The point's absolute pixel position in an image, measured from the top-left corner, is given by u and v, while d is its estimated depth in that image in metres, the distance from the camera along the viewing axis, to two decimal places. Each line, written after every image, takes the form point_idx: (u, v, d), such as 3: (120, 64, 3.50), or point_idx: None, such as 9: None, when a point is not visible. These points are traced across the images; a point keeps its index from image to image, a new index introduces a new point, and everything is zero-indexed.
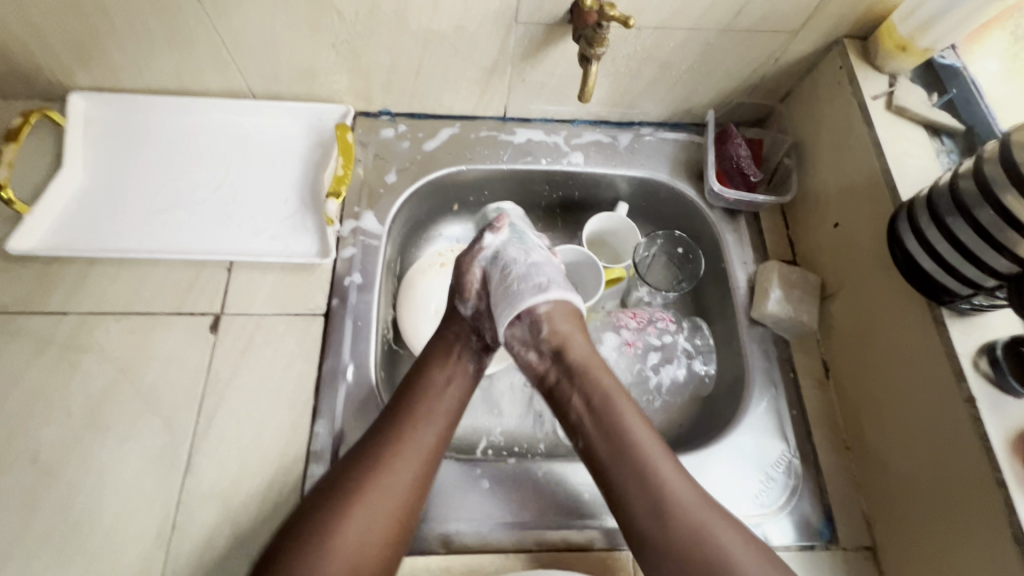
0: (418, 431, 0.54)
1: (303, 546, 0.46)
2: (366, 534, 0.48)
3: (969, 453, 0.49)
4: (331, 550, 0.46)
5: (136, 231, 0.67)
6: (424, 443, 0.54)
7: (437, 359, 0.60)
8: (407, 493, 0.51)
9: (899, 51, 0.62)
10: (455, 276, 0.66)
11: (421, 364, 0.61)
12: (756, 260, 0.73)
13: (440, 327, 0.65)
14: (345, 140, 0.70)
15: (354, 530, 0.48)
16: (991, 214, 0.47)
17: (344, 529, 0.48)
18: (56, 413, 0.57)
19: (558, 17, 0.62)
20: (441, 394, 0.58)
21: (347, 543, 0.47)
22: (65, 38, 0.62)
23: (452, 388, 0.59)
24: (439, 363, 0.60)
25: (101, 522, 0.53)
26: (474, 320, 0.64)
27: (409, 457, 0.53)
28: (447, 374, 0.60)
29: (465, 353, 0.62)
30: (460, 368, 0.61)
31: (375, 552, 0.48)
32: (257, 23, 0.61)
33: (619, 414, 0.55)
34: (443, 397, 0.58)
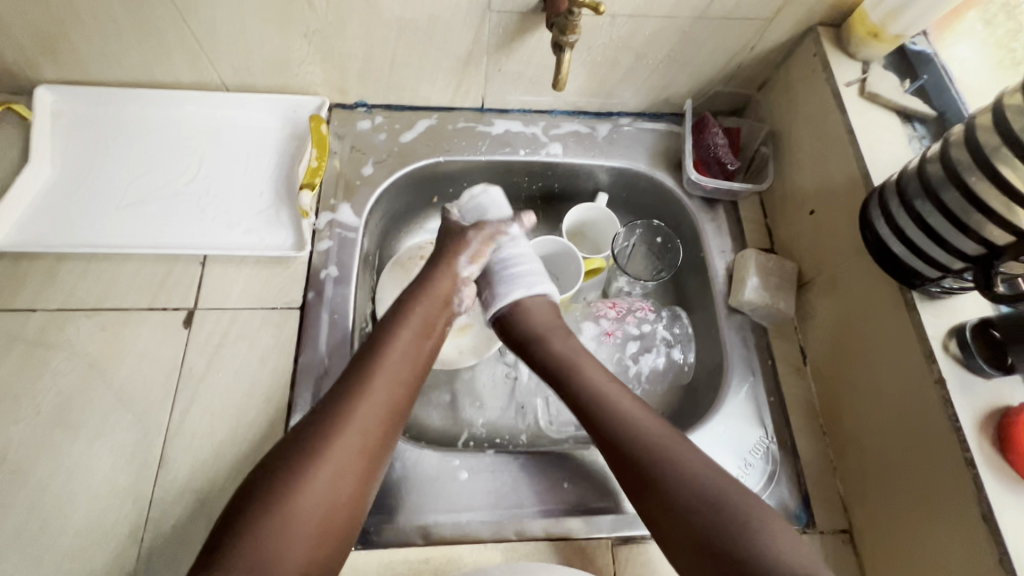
0: (382, 388, 0.53)
1: (265, 508, 0.45)
2: (334, 491, 0.48)
3: (940, 434, 0.49)
4: (295, 510, 0.45)
5: (107, 226, 0.66)
6: (389, 401, 0.53)
7: (405, 315, 0.59)
8: (371, 451, 0.51)
9: (872, 38, 0.62)
10: (462, 234, 0.66)
11: (387, 321, 0.59)
12: (734, 248, 0.73)
13: (412, 285, 0.62)
14: (319, 133, 0.69)
15: (319, 489, 0.47)
16: (957, 196, 0.48)
17: (310, 489, 0.47)
18: (26, 411, 0.56)
19: (531, 5, 0.61)
20: (409, 352, 0.57)
21: (311, 503, 0.46)
22: (28, 28, 0.61)
23: (420, 347, 0.58)
24: (406, 321, 0.58)
25: (73, 519, 0.52)
26: (463, 284, 0.64)
27: (374, 414, 0.52)
28: (415, 331, 0.58)
29: (437, 314, 0.60)
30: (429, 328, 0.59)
31: (341, 509, 0.48)
32: (226, 13, 0.60)
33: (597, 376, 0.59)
34: (410, 354, 0.56)
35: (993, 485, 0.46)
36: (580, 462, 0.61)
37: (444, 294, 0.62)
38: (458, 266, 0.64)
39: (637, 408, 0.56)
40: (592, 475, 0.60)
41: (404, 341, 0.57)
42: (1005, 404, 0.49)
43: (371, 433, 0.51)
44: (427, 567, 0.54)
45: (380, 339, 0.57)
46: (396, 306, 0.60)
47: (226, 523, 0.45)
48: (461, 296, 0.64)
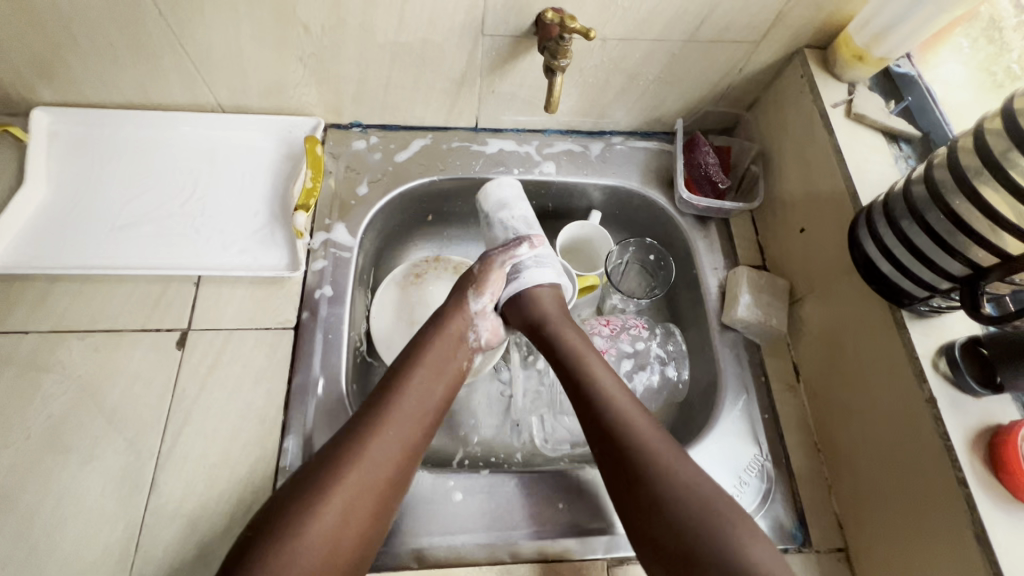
0: (393, 432, 0.53)
1: (267, 552, 0.44)
2: (338, 534, 0.47)
3: (932, 453, 0.50)
4: (300, 553, 0.45)
5: (101, 247, 0.66)
6: (402, 443, 0.53)
7: (423, 351, 0.59)
8: (381, 494, 0.50)
9: (857, 60, 0.64)
10: (472, 269, 0.65)
11: (405, 355, 0.59)
12: (727, 265, 0.74)
13: (429, 324, 0.62)
14: (314, 154, 0.70)
15: (323, 531, 0.46)
16: (942, 219, 0.48)
17: (314, 526, 0.46)
18: (16, 435, 0.56)
19: (524, 29, 0.63)
20: (422, 394, 0.56)
21: (319, 538, 0.46)
22: (26, 52, 0.61)
23: (434, 390, 0.57)
24: (424, 358, 0.58)
25: (61, 546, 0.52)
26: (476, 318, 0.64)
27: (384, 459, 0.51)
28: (431, 372, 0.58)
29: (455, 352, 0.61)
30: (445, 367, 0.59)
31: (346, 552, 0.47)
32: (222, 37, 0.61)
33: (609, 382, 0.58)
34: (423, 396, 0.56)
35: (985, 506, 0.46)
36: (575, 481, 0.61)
37: (460, 331, 0.62)
38: (469, 303, 0.64)
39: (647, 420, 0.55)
40: (586, 496, 0.60)
41: (417, 383, 0.56)
42: (996, 423, 0.49)
43: (388, 465, 0.51)
44: None
45: (396, 382, 0.56)
46: (408, 349, 0.59)
47: (238, 554, 0.45)
48: (478, 331, 0.64)
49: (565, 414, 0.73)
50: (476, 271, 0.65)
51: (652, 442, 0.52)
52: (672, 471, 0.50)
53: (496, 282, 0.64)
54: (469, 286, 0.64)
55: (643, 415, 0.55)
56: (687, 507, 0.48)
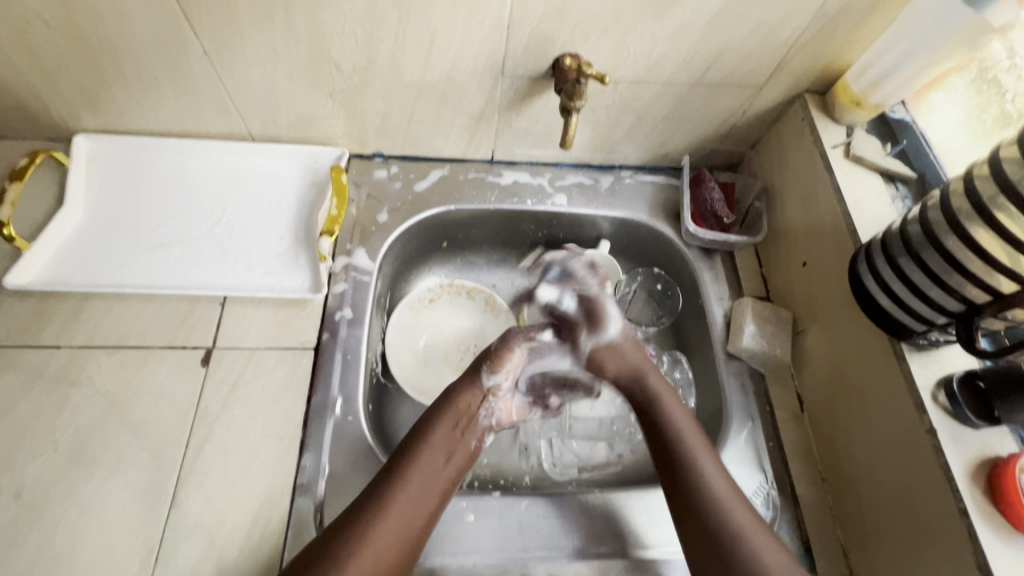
0: (405, 511, 0.53)
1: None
2: None
3: (935, 484, 0.51)
4: None
5: (133, 267, 0.69)
6: (406, 527, 0.53)
7: (433, 430, 0.59)
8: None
9: (855, 106, 0.67)
10: (493, 345, 0.67)
11: (414, 431, 0.60)
12: (732, 296, 0.76)
13: (443, 396, 0.63)
14: (339, 182, 0.72)
15: None
16: (936, 257, 0.51)
17: None
18: (43, 447, 0.57)
19: (541, 71, 0.67)
20: (429, 478, 0.56)
21: None
22: (77, 83, 0.66)
23: (446, 469, 0.58)
24: (434, 436, 0.59)
25: (84, 557, 0.53)
26: (489, 395, 0.64)
27: (387, 541, 0.51)
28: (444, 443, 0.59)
29: (464, 431, 0.61)
30: (455, 449, 0.59)
31: None
32: (260, 74, 0.65)
33: (674, 410, 0.62)
34: (433, 475, 0.56)
35: (987, 536, 0.47)
36: (582, 506, 0.62)
37: (471, 407, 0.62)
38: (482, 379, 0.64)
39: (708, 451, 0.58)
40: (596, 520, 0.61)
41: (430, 462, 0.57)
42: (994, 454, 0.51)
43: (388, 552, 0.51)
44: None
45: (404, 462, 0.56)
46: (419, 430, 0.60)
47: None
48: (490, 409, 0.65)
49: (574, 438, 0.76)
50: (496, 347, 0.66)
51: (712, 482, 0.56)
52: (731, 512, 0.53)
53: (511, 361, 0.66)
54: (484, 363, 0.65)
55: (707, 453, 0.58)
56: (745, 543, 0.52)
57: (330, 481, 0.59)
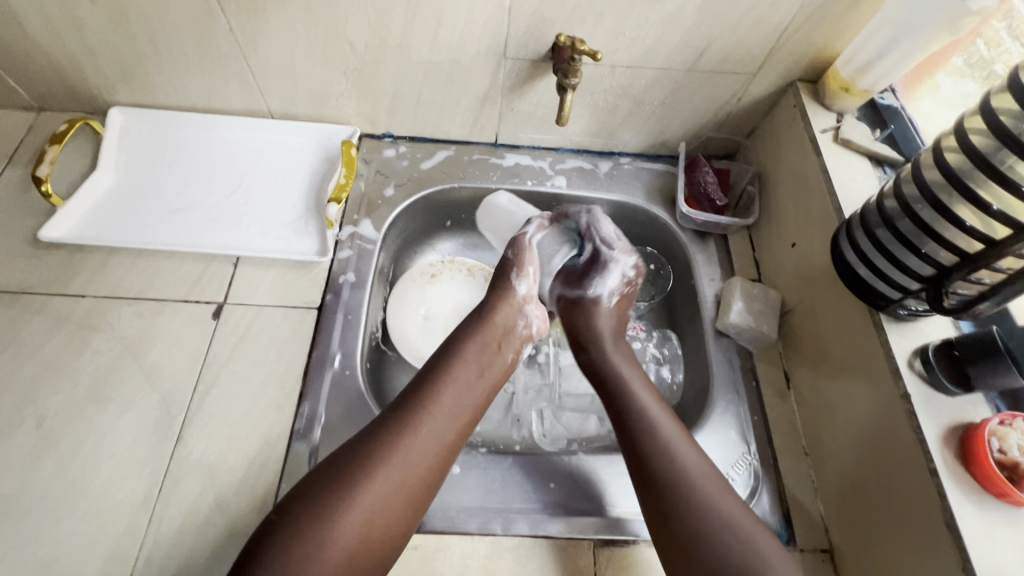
0: (435, 423, 0.56)
1: (290, 541, 0.46)
2: (366, 528, 0.49)
3: (907, 446, 0.52)
4: (330, 538, 0.47)
5: (156, 227, 0.73)
6: (436, 444, 0.55)
7: (466, 342, 0.63)
8: (413, 488, 0.53)
9: (844, 92, 0.69)
10: (507, 256, 0.71)
11: (445, 348, 0.63)
12: (723, 277, 0.78)
13: (478, 313, 0.67)
14: (349, 155, 0.77)
15: (357, 518, 0.49)
16: (909, 226, 0.53)
17: (342, 523, 0.48)
18: (63, 384, 0.62)
19: (542, 54, 0.70)
20: (463, 390, 0.59)
21: (355, 524, 0.49)
22: (115, 57, 0.72)
23: (480, 382, 0.61)
24: (470, 347, 0.62)
25: (94, 483, 0.57)
26: (525, 304, 0.69)
27: (418, 455, 0.54)
28: (475, 363, 0.62)
29: (500, 346, 0.65)
30: (490, 363, 0.63)
31: (375, 538, 0.50)
32: (280, 52, 0.71)
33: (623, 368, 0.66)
34: (465, 392, 0.59)
35: (955, 496, 0.48)
36: (566, 465, 0.64)
37: (507, 320, 0.66)
38: (516, 289, 0.69)
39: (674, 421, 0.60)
40: (577, 480, 0.63)
41: (463, 375, 0.60)
42: (968, 421, 0.52)
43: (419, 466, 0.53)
44: (414, 553, 0.57)
45: (439, 370, 0.60)
46: (441, 355, 0.62)
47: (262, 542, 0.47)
48: (528, 317, 0.69)
49: (565, 412, 0.79)
50: (513, 256, 0.70)
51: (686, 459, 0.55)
52: (704, 486, 0.53)
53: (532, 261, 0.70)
54: (510, 270, 0.69)
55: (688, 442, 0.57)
56: (722, 527, 0.50)
57: (326, 428, 0.62)
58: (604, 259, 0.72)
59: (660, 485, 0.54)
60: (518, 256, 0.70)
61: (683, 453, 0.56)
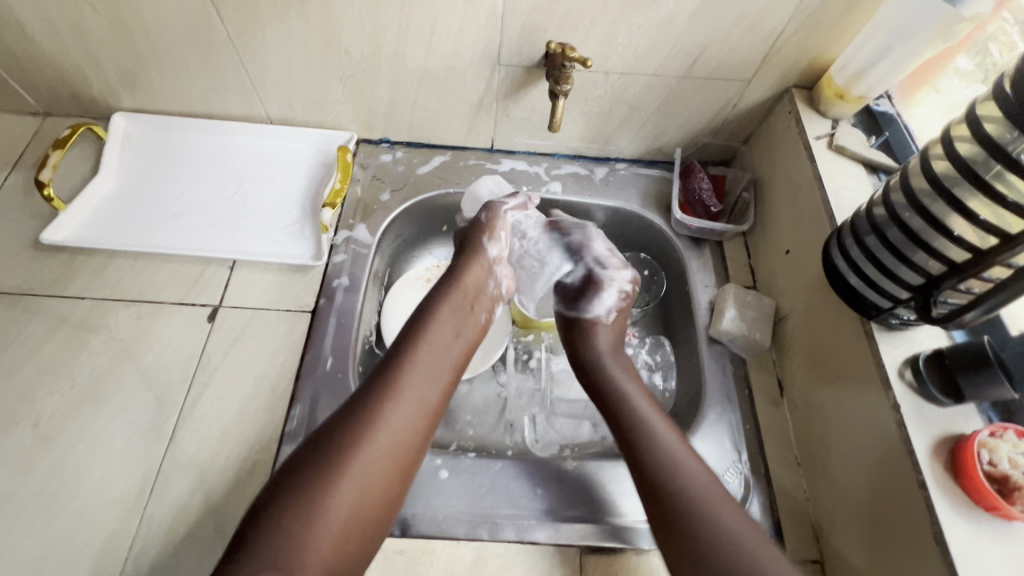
0: (418, 384, 0.57)
1: (277, 532, 0.45)
2: (361, 494, 0.49)
3: (897, 457, 0.51)
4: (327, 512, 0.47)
5: (155, 231, 0.75)
6: (418, 408, 0.56)
7: (443, 305, 0.64)
8: (400, 450, 0.53)
9: (839, 98, 0.69)
10: (478, 220, 0.73)
11: (421, 313, 0.64)
12: (717, 283, 0.78)
13: (449, 276, 0.69)
14: (345, 160, 0.78)
15: (351, 489, 0.49)
16: (897, 234, 0.53)
17: (337, 495, 0.48)
18: (61, 385, 0.63)
19: (535, 61, 0.71)
20: (441, 352, 0.61)
21: (350, 494, 0.49)
22: (118, 64, 0.73)
23: (455, 343, 0.63)
24: (445, 309, 0.64)
25: (88, 482, 0.58)
26: (494, 265, 0.71)
27: (404, 416, 0.54)
28: (448, 328, 0.63)
29: (473, 306, 0.67)
30: (464, 324, 0.65)
31: (370, 506, 0.50)
32: (277, 59, 0.72)
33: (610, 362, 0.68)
34: (442, 352, 0.61)
35: (944, 508, 0.47)
36: (554, 470, 0.64)
37: (479, 281, 0.69)
38: (488, 251, 0.71)
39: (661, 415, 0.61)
40: (566, 486, 0.63)
41: (440, 336, 0.62)
42: (959, 432, 0.51)
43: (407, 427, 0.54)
44: (401, 557, 0.57)
45: (416, 333, 0.61)
46: (411, 325, 0.63)
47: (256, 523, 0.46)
48: (497, 278, 0.72)
49: (558, 418, 0.78)
50: (484, 220, 0.72)
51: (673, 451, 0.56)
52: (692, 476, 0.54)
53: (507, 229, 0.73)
54: (481, 235, 0.72)
55: (686, 449, 0.57)
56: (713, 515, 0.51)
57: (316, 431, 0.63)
58: (601, 280, 0.73)
59: (654, 477, 0.55)
60: (492, 219, 0.72)
61: (673, 447, 0.57)
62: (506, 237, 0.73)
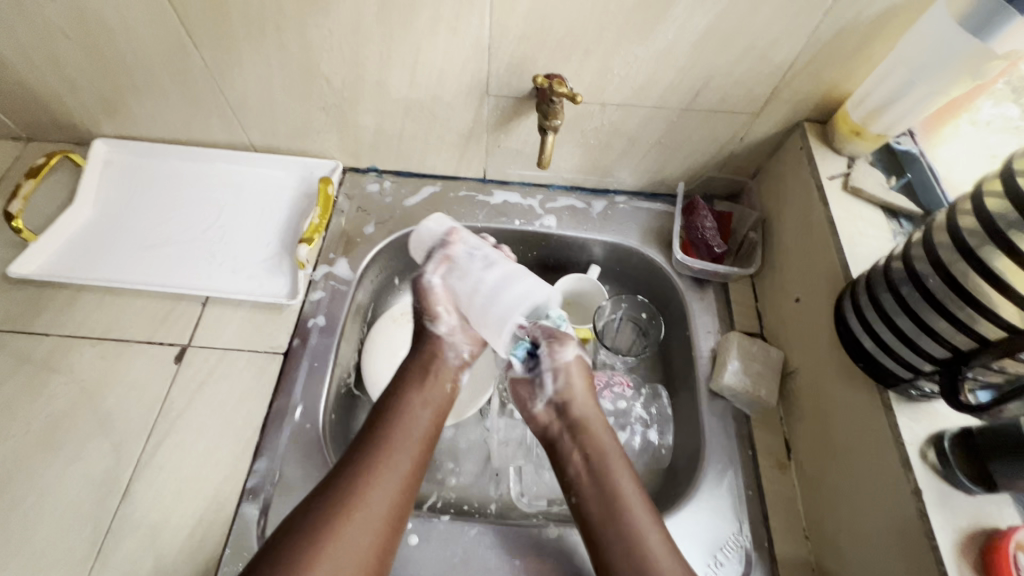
0: (398, 454, 0.55)
1: None
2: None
3: (917, 553, 0.45)
4: None
5: (127, 263, 0.72)
6: (399, 480, 0.53)
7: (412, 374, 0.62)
8: (383, 528, 0.51)
9: (854, 136, 0.64)
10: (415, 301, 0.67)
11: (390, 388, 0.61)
12: (721, 330, 0.72)
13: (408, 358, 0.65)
14: (325, 193, 0.74)
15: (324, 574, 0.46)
16: (919, 299, 0.47)
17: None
18: (16, 430, 0.60)
19: (526, 92, 0.67)
20: (414, 420, 0.58)
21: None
22: (94, 91, 0.71)
23: (425, 412, 0.59)
24: (411, 379, 0.61)
25: (33, 539, 0.54)
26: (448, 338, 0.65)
27: (382, 493, 0.52)
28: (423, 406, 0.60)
29: (436, 376, 0.62)
30: (433, 391, 0.61)
31: None
32: (256, 87, 0.68)
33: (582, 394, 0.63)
34: (417, 420, 0.58)
35: None
36: (536, 539, 0.58)
37: (435, 355, 0.64)
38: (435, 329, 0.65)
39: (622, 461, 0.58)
40: (547, 558, 0.57)
41: (413, 405, 0.59)
42: (990, 526, 0.45)
43: (389, 502, 0.52)
44: None
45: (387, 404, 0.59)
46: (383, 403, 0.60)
47: None
48: (455, 347, 0.65)
49: (546, 469, 0.73)
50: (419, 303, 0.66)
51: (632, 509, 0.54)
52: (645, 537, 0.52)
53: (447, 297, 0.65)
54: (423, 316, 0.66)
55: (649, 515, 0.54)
56: None
57: (279, 488, 0.58)
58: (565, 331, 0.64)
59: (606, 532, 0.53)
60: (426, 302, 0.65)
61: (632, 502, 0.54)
62: (449, 312, 0.65)
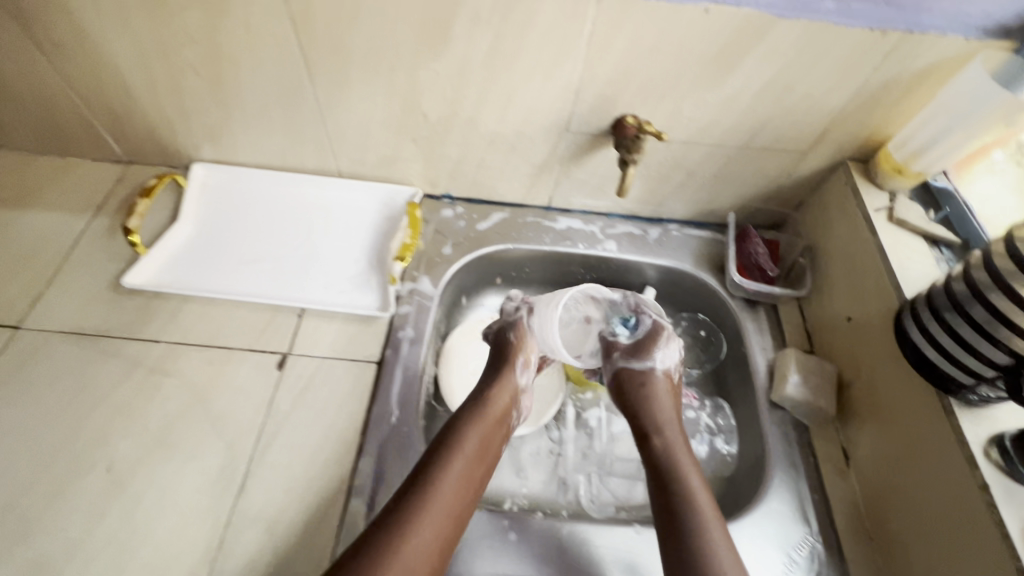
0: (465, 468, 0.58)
1: None
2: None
3: (988, 543, 0.50)
4: None
5: (227, 278, 0.77)
6: (462, 491, 0.57)
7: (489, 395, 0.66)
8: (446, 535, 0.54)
9: (897, 173, 0.72)
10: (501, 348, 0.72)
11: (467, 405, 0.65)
12: (775, 347, 0.78)
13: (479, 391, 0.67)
14: (414, 216, 0.81)
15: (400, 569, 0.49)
16: (982, 312, 0.53)
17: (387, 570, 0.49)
18: (134, 429, 0.64)
19: (602, 129, 0.75)
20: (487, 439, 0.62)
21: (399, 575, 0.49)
22: (206, 120, 0.78)
23: (495, 431, 0.64)
24: (485, 398, 0.66)
25: (157, 531, 0.58)
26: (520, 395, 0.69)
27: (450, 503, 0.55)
28: (491, 422, 0.64)
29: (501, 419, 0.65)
30: (498, 412, 0.65)
31: None
32: (358, 120, 0.76)
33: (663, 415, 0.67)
34: (488, 438, 0.62)
35: None
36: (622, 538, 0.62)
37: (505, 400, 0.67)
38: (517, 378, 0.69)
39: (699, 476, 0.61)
40: (635, 556, 0.61)
41: (486, 423, 0.63)
42: None
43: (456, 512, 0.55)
44: None
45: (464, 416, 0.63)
46: (456, 420, 0.63)
47: None
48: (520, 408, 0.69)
49: (613, 477, 0.77)
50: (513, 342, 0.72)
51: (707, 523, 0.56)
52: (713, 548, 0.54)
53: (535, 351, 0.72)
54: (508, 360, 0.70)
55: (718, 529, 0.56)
56: None
57: (382, 487, 0.62)
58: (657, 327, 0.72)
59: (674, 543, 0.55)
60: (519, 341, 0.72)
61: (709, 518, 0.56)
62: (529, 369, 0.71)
